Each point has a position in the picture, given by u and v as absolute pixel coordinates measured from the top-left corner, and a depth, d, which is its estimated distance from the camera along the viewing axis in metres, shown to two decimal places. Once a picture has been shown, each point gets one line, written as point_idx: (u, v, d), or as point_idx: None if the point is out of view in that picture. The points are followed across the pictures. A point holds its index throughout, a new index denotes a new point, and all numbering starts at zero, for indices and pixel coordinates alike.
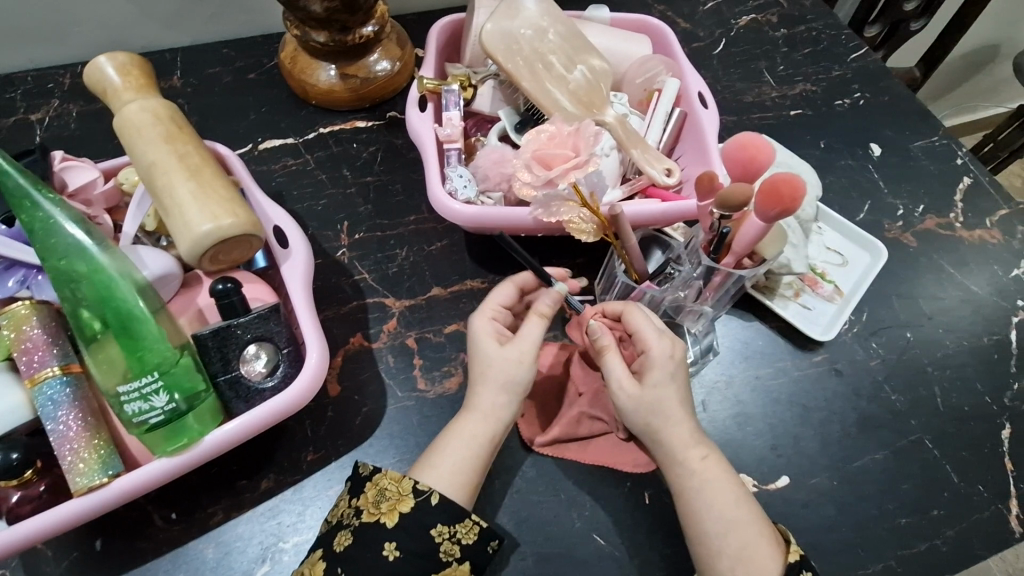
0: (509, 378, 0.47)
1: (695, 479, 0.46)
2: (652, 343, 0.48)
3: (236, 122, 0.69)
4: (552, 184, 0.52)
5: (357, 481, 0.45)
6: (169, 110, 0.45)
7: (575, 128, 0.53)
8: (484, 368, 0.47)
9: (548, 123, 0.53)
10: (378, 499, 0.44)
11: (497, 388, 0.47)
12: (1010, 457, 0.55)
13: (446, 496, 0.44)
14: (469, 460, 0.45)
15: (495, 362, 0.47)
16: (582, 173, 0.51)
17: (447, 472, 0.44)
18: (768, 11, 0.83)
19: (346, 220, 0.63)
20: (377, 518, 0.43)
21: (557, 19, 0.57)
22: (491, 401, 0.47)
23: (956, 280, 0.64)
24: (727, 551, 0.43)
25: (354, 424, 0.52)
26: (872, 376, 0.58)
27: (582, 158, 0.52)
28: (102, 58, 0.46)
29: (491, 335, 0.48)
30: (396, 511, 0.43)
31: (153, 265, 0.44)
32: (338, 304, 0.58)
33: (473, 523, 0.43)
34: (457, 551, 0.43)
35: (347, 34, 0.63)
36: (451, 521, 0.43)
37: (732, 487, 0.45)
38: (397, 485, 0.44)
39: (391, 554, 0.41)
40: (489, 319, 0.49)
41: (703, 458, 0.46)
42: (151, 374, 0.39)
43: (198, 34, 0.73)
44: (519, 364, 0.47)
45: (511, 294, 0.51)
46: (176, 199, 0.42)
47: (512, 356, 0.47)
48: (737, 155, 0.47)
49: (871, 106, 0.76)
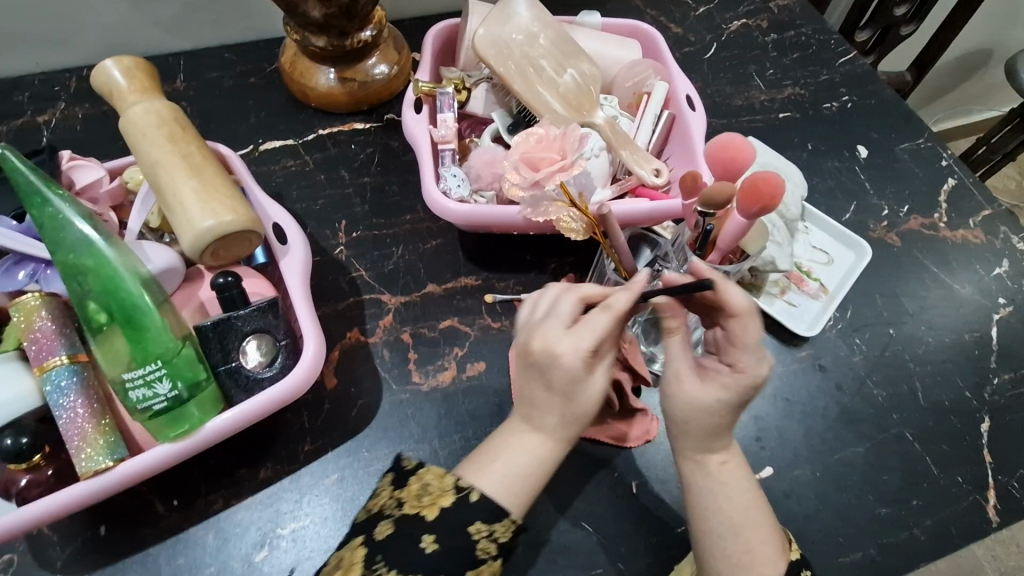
0: (590, 409, 0.44)
1: (710, 480, 0.46)
2: (747, 366, 0.44)
3: (237, 125, 0.72)
4: (539, 186, 0.52)
5: (399, 474, 0.45)
6: (173, 111, 0.46)
7: (561, 132, 0.53)
8: (571, 394, 0.43)
9: (536, 127, 0.53)
10: (421, 493, 0.43)
11: (578, 423, 0.44)
12: (989, 450, 0.56)
13: (488, 495, 0.43)
14: (515, 465, 0.44)
15: (579, 392, 0.43)
16: (568, 176, 0.51)
17: (500, 478, 0.44)
18: (758, 17, 0.86)
19: (344, 219, 0.65)
20: (418, 511, 0.42)
21: (548, 25, 0.58)
22: (548, 413, 0.44)
23: (940, 279, 0.66)
24: (729, 555, 0.44)
25: (351, 415, 0.54)
26: (855, 371, 0.60)
27: (569, 161, 0.52)
28: (109, 61, 0.46)
29: (570, 367, 0.42)
30: (436, 506, 0.42)
31: (157, 260, 0.44)
32: (335, 301, 0.60)
33: (511, 524, 0.43)
34: (494, 549, 0.42)
35: (345, 38, 0.66)
36: (490, 519, 0.42)
37: (747, 492, 0.46)
38: (439, 481, 0.44)
39: (429, 547, 0.41)
40: (578, 345, 0.42)
41: (720, 463, 0.47)
42: (155, 363, 0.40)
43: (202, 38, 0.75)
44: (592, 399, 0.43)
45: (607, 323, 0.42)
46: (178, 197, 0.43)
47: (595, 389, 0.43)
48: (718, 156, 0.47)
49: (858, 109, 0.79)
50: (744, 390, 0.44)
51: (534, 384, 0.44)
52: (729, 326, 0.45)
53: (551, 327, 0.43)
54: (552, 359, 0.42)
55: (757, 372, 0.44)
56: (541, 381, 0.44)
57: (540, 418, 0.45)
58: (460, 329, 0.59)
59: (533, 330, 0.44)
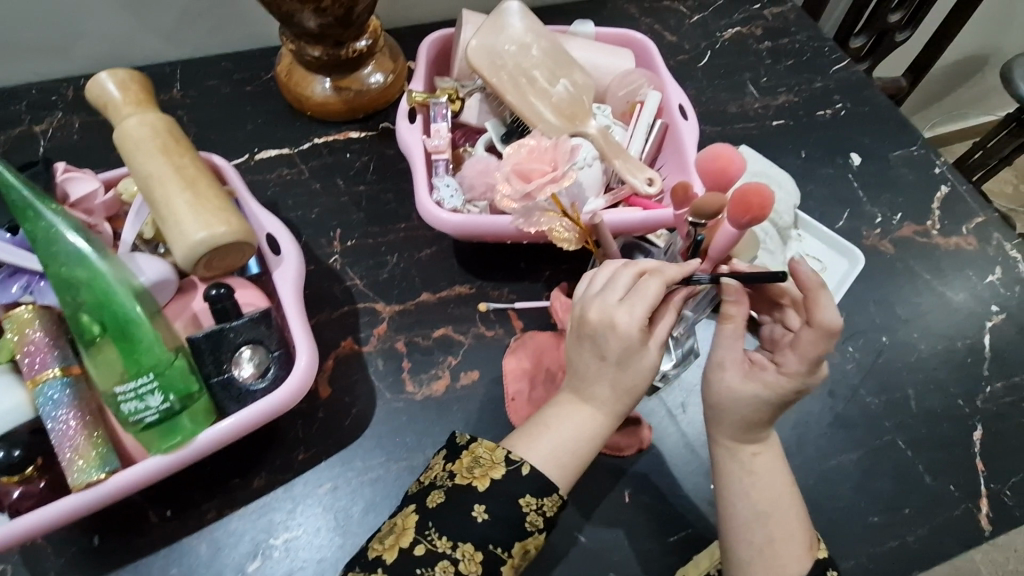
0: (640, 381, 0.47)
1: (739, 469, 0.48)
2: (797, 372, 0.46)
3: (233, 133, 0.72)
4: (530, 197, 0.52)
5: (454, 450, 0.49)
6: (167, 124, 0.46)
7: (553, 143, 0.53)
8: (624, 363, 0.46)
9: (529, 138, 0.53)
10: (472, 465, 0.47)
11: (628, 395, 0.47)
12: (981, 458, 0.56)
13: (536, 467, 0.47)
14: (564, 438, 0.48)
15: (632, 364, 0.46)
16: (559, 187, 0.51)
17: (551, 448, 0.47)
18: (752, 24, 0.87)
19: (339, 228, 0.66)
20: (470, 482, 0.46)
21: (540, 36, 0.59)
22: (602, 382, 0.48)
23: (933, 286, 0.66)
24: (753, 542, 0.46)
25: (345, 424, 0.54)
26: (849, 379, 0.60)
27: (559, 172, 0.51)
28: (103, 74, 0.46)
29: (627, 334, 0.45)
30: (487, 478, 0.46)
31: (150, 273, 0.44)
32: (329, 309, 0.60)
33: (558, 499, 0.46)
34: (540, 522, 0.46)
35: (341, 48, 0.67)
36: (538, 494, 0.46)
37: (778, 485, 0.48)
38: (491, 454, 0.47)
39: (480, 516, 0.44)
40: (634, 313, 0.45)
41: (754, 454, 0.49)
42: (148, 376, 0.40)
43: (199, 47, 0.76)
44: (646, 366, 0.47)
45: (659, 291, 0.45)
46: (172, 209, 0.44)
47: (647, 361, 0.47)
48: (708, 167, 0.48)
49: (852, 116, 0.79)
50: (785, 393, 0.46)
51: (587, 354, 0.48)
52: (802, 331, 0.45)
53: (607, 298, 0.47)
54: (607, 326, 0.46)
55: (804, 380, 0.46)
56: (596, 351, 0.47)
57: (591, 388, 0.48)
58: (454, 338, 0.60)
59: (590, 302, 0.48)
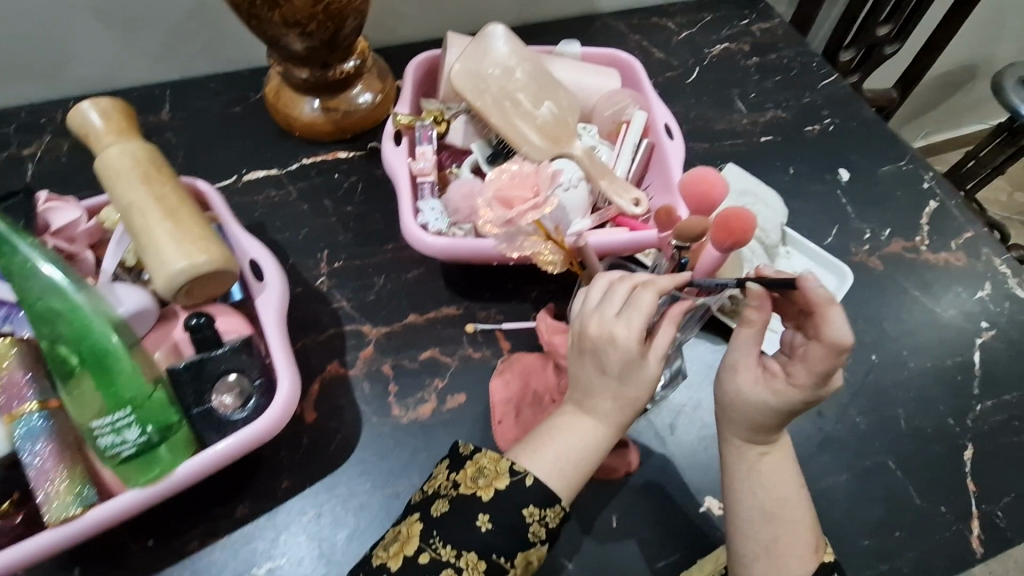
0: (640, 392, 0.48)
1: (746, 468, 0.49)
2: (805, 383, 0.46)
3: (221, 154, 0.72)
4: (513, 224, 0.51)
5: (456, 459, 0.49)
6: (149, 154, 0.46)
7: (534, 168, 0.53)
8: (624, 375, 0.47)
9: (510, 164, 0.53)
10: (476, 476, 0.47)
11: (629, 407, 0.48)
12: (973, 478, 0.56)
13: (541, 479, 0.47)
14: (569, 447, 0.48)
15: (632, 375, 0.47)
16: (540, 214, 0.51)
17: (555, 458, 0.47)
18: (740, 40, 0.87)
19: (326, 249, 0.65)
20: (474, 492, 0.46)
21: (525, 58, 0.59)
22: (604, 395, 0.48)
23: (922, 303, 0.66)
24: (757, 539, 0.47)
25: (330, 449, 0.54)
26: (838, 398, 0.59)
27: (541, 199, 0.51)
28: (86, 103, 0.46)
29: (625, 347, 0.46)
30: (491, 488, 0.46)
31: (128, 303, 0.43)
32: (315, 332, 0.60)
33: (560, 510, 0.47)
34: (543, 533, 0.46)
35: (328, 70, 0.67)
36: (542, 504, 0.46)
37: (785, 486, 0.48)
38: (494, 465, 0.47)
39: (484, 526, 0.45)
40: (631, 326, 0.46)
41: (760, 454, 0.49)
42: (125, 410, 0.40)
43: (187, 68, 0.76)
44: (646, 378, 0.47)
45: (653, 300, 0.47)
46: (152, 239, 0.43)
47: (647, 372, 0.47)
48: (691, 191, 0.48)
49: (840, 132, 0.79)
50: (794, 403, 0.47)
51: (588, 367, 0.49)
52: (812, 345, 0.45)
53: (604, 312, 0.48)
54: (606, 339, 0.47)
55: (812, 393, 0.46)
56: (596, 365, 0.48)
57: (592, 401, 0.49)
58: (441, 360, 0.59)
59: (588, 318, 0.49)
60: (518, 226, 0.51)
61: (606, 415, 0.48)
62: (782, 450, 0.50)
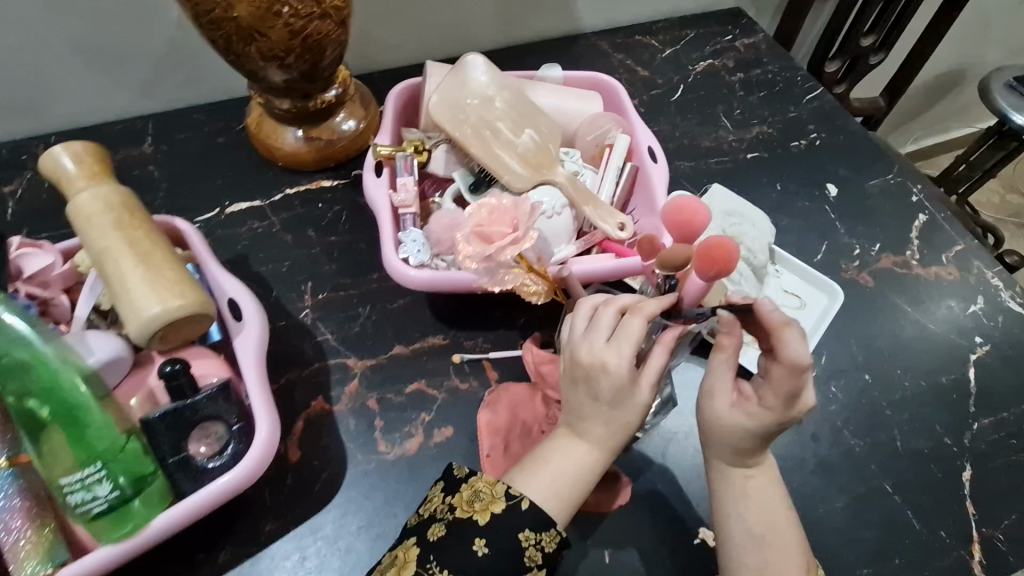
0: (634, 418, 0.47)
1: (734, 492, 0.48)
2: (779, 408, 0.45)
3: (204, 187, 0.71)
4: (492, 260, 0.50)
5: (452, 482, 0.48)
6: (122, 197, 0.46)
7: (512, 203, 0.52)
8: (616, 402, 0.47)
9: (488, 198, 0.52)
10: (472, 499, 0.46)
11: (623, 431, 0.47)
12: (972, 500, 0.55)
13: (536, 503, 0.46)
14: (564, 473, 0.47)
15: (624, 402, 0.47)
16: (519, 249, 0.50)
17: (551, 482, 0.47)
18: (724, 57, 0.87)
19: (310, 280, 0.65)
20: (471, 515, 0.45)
21: (504, 87, 0.59)
22: (597, 422, 0.47)
23: (914, 319, 0.65)
24: (747, 563, 0.46)
25: (315, 489, 0.53)
26: (832, 422, 0.58)
27: (521, 233, 0.50)
28: (58, 147, 0.46)
29: (617, 375, 0.46)
30: (488, 511, 0.46)
31: (100, 352, 0.43)
32: (299, 368, 0.59)
33: (556, 533, 0.45)
34: (540, 558, 0.45)
35: (309, 100, 0.67)
36: (537, 528, 0.45)
37: (772, 506, 0.48)
38: (490, 489, 0.47)
39: (481, 550, 0.44)
40: (622, 355, 0.46)
41: (745, 475, 0.48)
42: (96, 464, 0.39)
43: (169, 100, 0.76)
44: (638, 404, 0.47)
45: (641, 327, 0.46)
46: (124, 284, 0.43)
47: (640, 399, 0.47)
48: (673, 219, 0.47)
49: (826, 146, 0.79)
50: (770, 427, 0.46)
51: (580, 394, 0.48)
52: (774, 368, 0.46)
53: (594, 340, 0.47)
54: (597, 367, 0.47)
55: (785, 415, 0.45)
56: (589, 393, 0.48)
57: (586, 425, 0.48)
58: (427, 393, 0.58)
59: (577, 346, 0.48)
60: (498, 261, 0.50)
61: (601, 439, 0.47)
62: (770, 472, 0.49)
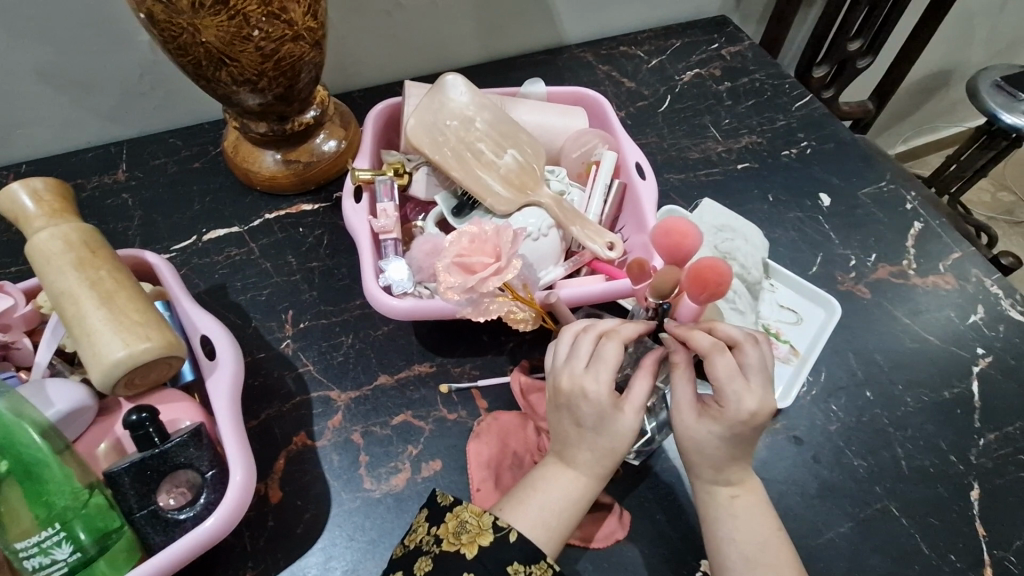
0: (620, 446, 0.45)
1: (727, 521, 0.46)
2: (733, 402, 0.44)
3: (180, 214, 0.69)
4: (474, 291, 0.48)
5: (436, 511, 0.46)
6: (83, 235, 0.44)
7: (494, 229, 0.49)
8: (600, 428, 0.45)
9: (469, 225, 0.50)
10: (459, 530, 0.44)
11: (609, 457, 0.45)
12: (981, 521, 0.53)
13: (524, 533, 0.44)
14: (551, 503, 0.45)
15: (608, 428, 0.45)
16: (502, 279, 0.47)
17: (540, 511, 0.45)
18: (710, 65, 0.86)
19: (290, 308, 0.63)
20: (458, 548, 0.43)
21: (484, 106, 0.57)
22: (584, 450, 0.46)
23: (913, 331, 0.63)
24: None
25: (296, 531, 0.50)
26: (833, 442, 0.57)
27: (503, 263, 0.48)
28: (15, 184, 0.43)
29: (596, 401, 0.45)
30: (475, 544, 0.43)
31: (60, 403, 0.40)
32: (279, 402, 0.57)
33: (547, 565, 0.42)
34: None
35: (286, 123, 0.65)
36: (527, 560, 0.43)
37: (763, 529, 0.45)
38: (477, 519, 0.44)
39: None
40: (599, 378, 0.45)
41: (731, 497, 0.46)
42: (53, 525, 0.36)
43: (144, 125, 0.74)
44: (624, 430, 0.45)
45: (617, 351, 0.46)
46: (86, 327, 0.41)
47: (625, 424, 0.45)
48: (662, 242, 0.45)
49: (817, 154, 0.78)
50: (739, 428, 0.44)
51: (565, 421, 0.47)
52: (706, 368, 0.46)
53: (574, 366, 0.46)
54: (577, 394, 0.46)
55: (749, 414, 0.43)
56: (572, 420, 0.46)
57: (572, 452, 0.46)
58: (414, 424, 0.56)
59: (558, 372, 0.47)
60: (480, 292, 0.48)
61: (587, 467, 0.46)
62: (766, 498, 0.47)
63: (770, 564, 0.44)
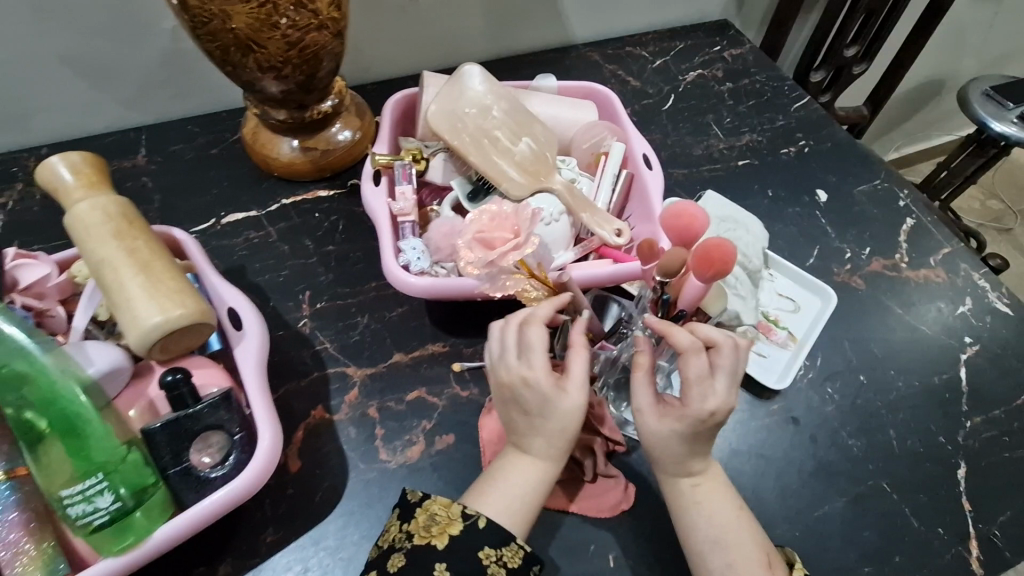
0: (570, 423, 0.47)
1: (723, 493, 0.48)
2: (693, 402, 0.46)
3: (198, 198, 0.71)
4: (495, 266, 0.50)
5: (407, 508, 0.47)
6: (121, 208, 0.46)
7: (513, 209, 0.53)
8: (546, 411, 0.47)
9: (489, 205, 0.53)
10: (429, 523, 0.46)
11: (561, 437, 0.47)
12: (967, 497, 0.56)
13: (493, 519, 0.46)
14: (514, 488, 0.47)
15: (552, 412, 0.47)
16: (521, 254, 0.50)
17: (501, 499, 0.46)
18: (713, 67, 0.89)
19: (308, 290, 0.65)
20: (429, 541, 0.45)
21: (501, 96, 0.60)
22: (534, 437, 0.47)
23: (905, 321, 0.66)
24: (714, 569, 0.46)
25: (314, 500, 0.52)
26: (829, 423, 0.59)
27: (523, 238, 0.51)
28: (54, 158, 0.45)
29: (537, 390, 0.46)
30: (445, 534, 0.45)
31: (100, 362, 0.43)
32: (297, 378, 0.59)
33: (518, 547, 0.45)
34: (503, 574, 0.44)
35: (305, 111, 0.67)
36: (498, 545, 0.45)
37: (727, 506, 0.48)
38: (446, 511, 0.46)
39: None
40: (533, 367, 0.47)
41: (692, 485, 0.48)
42: (96, 476, 0.38)
43: (164, 113, 0.76)
44: (569, 407, 0.46)
45: (543, 335, 0.48)
46: (124, 294, 0.42)
47: (569, 402, 0.47)
48: (672, 224, 0.47)
49: (815, 153, 0.81)
50: (700, 427, 0.46)
51: (514, 414, 0.48)
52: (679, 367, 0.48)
53: (507, 361, 0.48)
54: (518, 386, 0.47)
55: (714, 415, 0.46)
56: (517, 410, 0.48)
57: (525, 438, 0.48)
58: (427, 400, 0.58)
59: (496, 369, 0.49)
60: (500, 266, 0.50)
61: (541, 451, 0.47)
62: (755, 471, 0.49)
63: (743, 537, 0.46)
